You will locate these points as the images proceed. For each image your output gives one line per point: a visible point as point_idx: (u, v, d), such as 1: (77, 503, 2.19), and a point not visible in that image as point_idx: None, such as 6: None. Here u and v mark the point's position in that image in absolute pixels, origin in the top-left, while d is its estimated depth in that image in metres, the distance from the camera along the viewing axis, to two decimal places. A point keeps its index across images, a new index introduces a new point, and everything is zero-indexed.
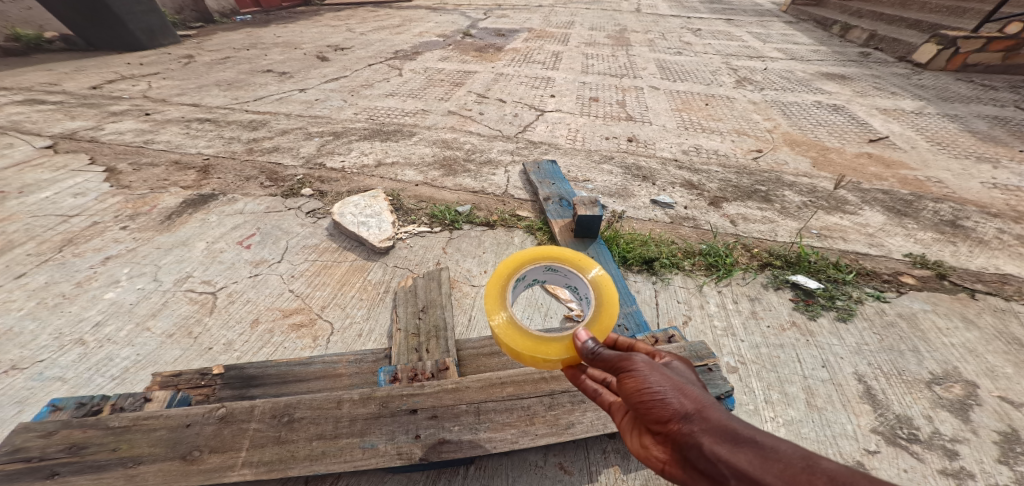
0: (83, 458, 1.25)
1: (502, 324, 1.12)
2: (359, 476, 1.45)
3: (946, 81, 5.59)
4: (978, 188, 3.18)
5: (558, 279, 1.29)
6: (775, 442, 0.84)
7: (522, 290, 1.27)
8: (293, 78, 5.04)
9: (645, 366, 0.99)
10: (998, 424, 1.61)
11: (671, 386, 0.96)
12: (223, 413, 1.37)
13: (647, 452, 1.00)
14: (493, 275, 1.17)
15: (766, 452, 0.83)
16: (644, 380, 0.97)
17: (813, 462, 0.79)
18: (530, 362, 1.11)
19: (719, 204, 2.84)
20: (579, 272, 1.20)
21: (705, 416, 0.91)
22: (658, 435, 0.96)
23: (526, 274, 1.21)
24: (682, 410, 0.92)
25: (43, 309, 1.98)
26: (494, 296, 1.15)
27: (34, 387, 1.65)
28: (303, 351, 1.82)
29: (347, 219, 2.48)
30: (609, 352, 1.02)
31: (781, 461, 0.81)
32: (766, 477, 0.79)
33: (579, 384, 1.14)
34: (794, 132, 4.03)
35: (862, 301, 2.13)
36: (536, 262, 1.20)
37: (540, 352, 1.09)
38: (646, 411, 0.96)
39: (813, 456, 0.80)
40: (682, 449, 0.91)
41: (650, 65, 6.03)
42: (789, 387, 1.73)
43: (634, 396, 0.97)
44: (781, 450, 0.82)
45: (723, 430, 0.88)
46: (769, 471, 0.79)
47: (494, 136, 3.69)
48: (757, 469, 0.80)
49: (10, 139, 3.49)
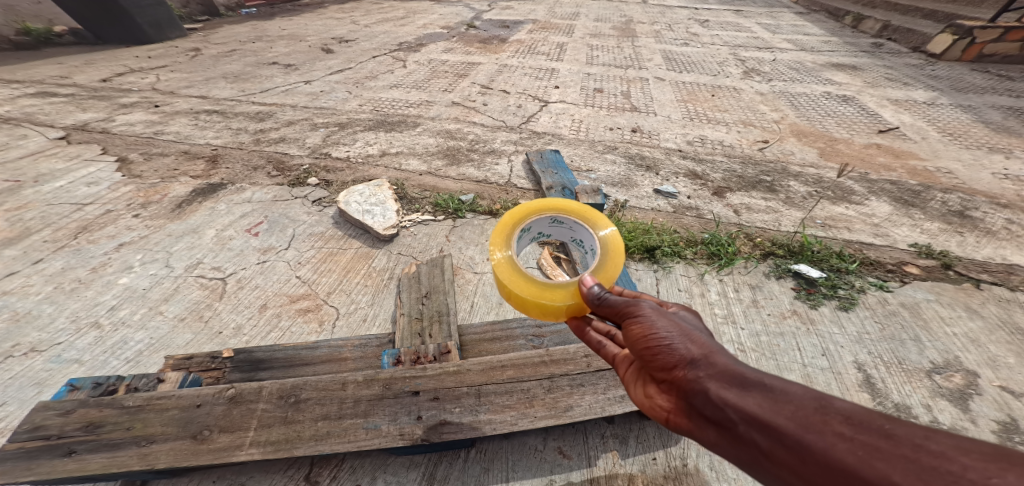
0: (99, 437, 1.30)
1: (510, 273, 1.15)
2: (363, 458, 1.50)
3: (961, 72, 5.47)
4: (989, 179, 3.13)
5: (562, 233, 1.34)
6: (784, 385, 0.86)
7: (528, 242, 1.31)
8: (299, 70, 5.06)
9: (651, 312, 1.02)
10: (997, 414, 1.61)
11: (678, 332, 0.98)
12: (233, 393, 1.42)
13: (651, 401, 1.03)
14: (498, 224, 1.22)
15: (775, 395, 0.84)
16: (650, 326, 0.99)
17: (823, 402, 0.79)
18: (535, 311, 1.14)
19: (722, 194, 2.84)
20: (586, 223, 1.25)
21: (711, 361, 0.93)
22: (664, 384, 0.99)
23: (532, 225, 1.26)
24: (689, 356, 0.95)
25: (60, 293, 2.05)
26: (499, 246, 1.20)
27: (53, 369, 1.71)
28: (309, 336, 1.86)
29: (352, 207, 2.52)
30: (615, 298, 1.05)
31: (792, 403, 0.81)
32: (776, 419, 0.80)
33: (583, 336, 1.23)
34: (802, 123, 3.97)
35: (865, 290, 2.13)
36: (541, 213, 1.25)
37: (545, 298, 1.12)
38: (652, 358, 0.99)
39: (823, 397, 0.80)
40: (688, 396, 0.93)
41: (656, 56, 5.98)
42: (787, 375, 1.74)
43: (640, 343, 1.00)
44: (791, 392, 0.84)
45: (730, 375, 0.90)
46: (779, 413, 0.80)
47: (497, 127, 3.70)
48: (767, 412, 0.81)
49: (25, 130, 3.56)
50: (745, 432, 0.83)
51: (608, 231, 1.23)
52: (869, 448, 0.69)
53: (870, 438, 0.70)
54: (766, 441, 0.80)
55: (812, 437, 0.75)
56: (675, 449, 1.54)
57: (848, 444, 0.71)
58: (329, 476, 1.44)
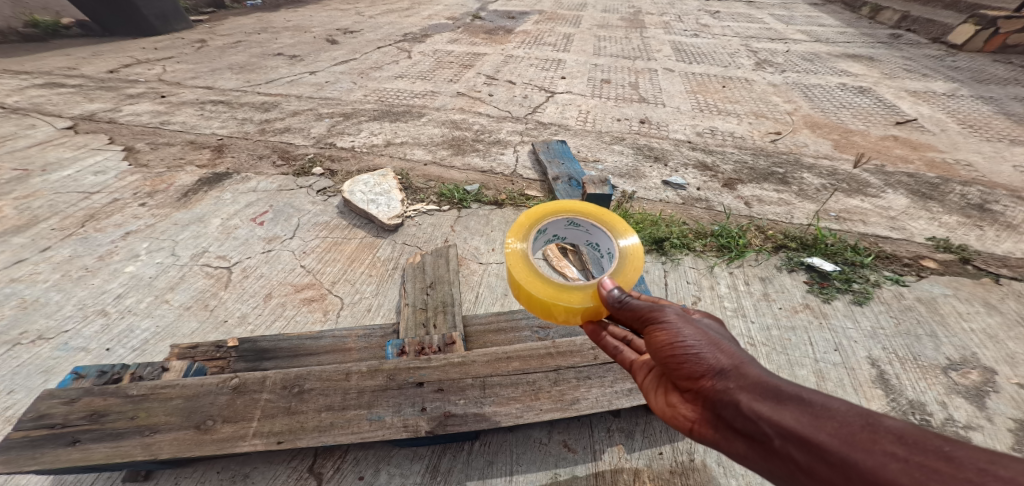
0: (103, 426, 1.29)
1: (526, 272, 1.10)
2: (366, 450, 1.49)
3: (982, 63, 5.32)
4: (1010, 172, 3.04)
5: (578, 236, 1.30)
6: (825, 400, 0.80)
7: (543, 245, 1.28)
8: (304, 61, 5.03)
9: (677, 319, 0.98)
10: (1015, 412, 1.56)
11: (706, 342, 0.95)
12: (237, 383, 1.41)
13: (675, 410, 1.00)
14: (514, 225, 1.18)
15: (815, 410, 0.79)
16: (676, 334, 0.96)
17: (871, 420, 0.73)
18: (551, 313, 1.08)
19: (733, 186, 2.78)
20: (603, 226, 1.21)
21: (743, 372, 0.90)
22: (689, 393, 0.96)
23: (548, 227, 1.23)
24: (718, 366, 0.92)
25: (67, 281, 2.05)
26: (516, 244, 1.15)
27: (60, 357, 1.72)
28: (314, 325, 1.86)
29: (357, 197, 2.50)
30: (637, 302, 1.00)
31: (835, 419, 0.76)
32: (817, 435, 0.75)
33: (599, 341, 1.19)
34: (816, 114, 3.88)
35: (880, 284, 2.07)
36: (558, 215, 1.22)
37: (562, 299, 1.06)
38: (677, 367, 0.95)
39: (869, 414, 0.74)
40: (716, 407, 0.89)
41: (665, 47, 5.87)
42: (798, 370, 1.71)
43: (666, 350, 0.96)
44: (833, 408, 0.78)
45: (763, 387, 0.86)
46: (820, 429, 0.75)
47: (503, 117, 3.65)
48: (806, 427, 0.77)
49: (33, 120, 3.58)
50: (780, 446, 0.79)
51: (627, 238, 1.18)
52: (926, 469, 0.63)
53: (926, 459, 0.64)
54: (805, 457, 0.76)
55: (858, 455, 0.69)
56: (682, 445, 1.52)
57: (901, 465, 0.65)
58: (333, 467, 1.44)
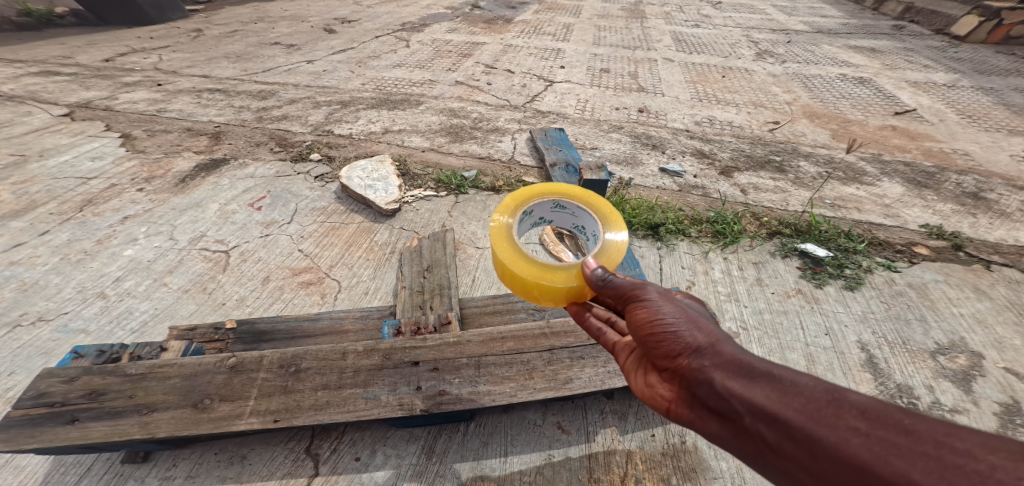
0: (102, 405, 1.31)
1: (511, 254, 1.11)
2: (363, 431, 1.51)
3: (985, 54, 5.30)
4: (1006, 161, 3.06)
5: (564, 219, 1.32)
6: (794, 377, 0.82)
7: (528, 227, 1.29)
8: (301, 50, 5.00)
9: (657, 298, 1.00)
10: (1000, 396, 1.59)
11: (684, 319, 0.96)
12: (234, 363, 1.44)
13: (652, 391, 1.02)
14: (500, 209, 1.19)
15: (784, 386, 0.81)
16: (656, 312, 0.97)
17: (837, 395, 0.75)
18: (536, 293, 1.09)
19: (730, 174, 2.79)
20: (587, 208, 1.22)
21: (718, 351, 0.91)
22: (666, 372, 0.98)
23: (534, 209, 1.24)
24: (694, 344, 0.93)
25: (67, 264, 2.07)
26: (502, 229, 1.16)
27: (60, 339, 1.74)
28: (312, 307, 1.87)
29: (354, 182, 2.51)
30: (620, 280, 1.01)
31: (802, 396, 0.77)
32: (784, 411, 0.77)
33: (583, 322, 1.22)
34: (815, 104, 3.87)
35: (872, 270, 2.09)
36: (543, 197, 1.24)
37: (545, 280, 1.07)
38: (655, 346, 0.97)
39: (836, 389, 0.76)
40: (691, 385, 0.91)
41: (666, 37, 5.83)
42: (789, 354, 1.73)
43: (645, 329, 0.98)
44: (802, 384, 0.80)
45: (736, 365, 0.88)
46: (788, 405, 0.77)
47: (501, 106, 3.64)
48: (774, 403, 0.78)
49: (29, 107, 3.56)
50: (750, 424, 0.81)
51: (612, 220, 1.20)
52: (887, 443, 0.64)
53: (887, 433, 0.65)
54: (774, 435, 0.77)
55: (822, 431, 0.71)
56: (674, 427, 1.55)
57: (862, 439, 0.67)
58: (330, 448, 1.47)
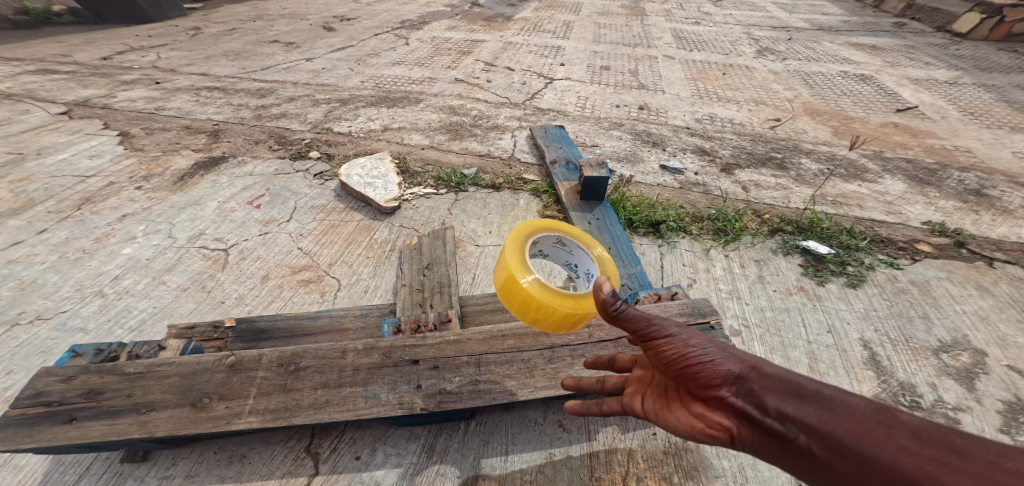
0: (100, 404, 1.30)
1: (511, 272, 1.10)
2: (363, 430, 1.51)
3: (986, 51, 5.27)
4: (1009, 157, 3.04)
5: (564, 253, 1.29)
6: (840, 397, 0.80)
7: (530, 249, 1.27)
8: (300, 48, 4.98)
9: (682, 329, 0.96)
10: (1003, 394, 1.58)
11: (715, 348, 0.93)
12: (233, 361, 1.43)
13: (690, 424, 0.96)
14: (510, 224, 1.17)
15: (832, 407, 0.78)
16: (684, 344, 0.93)
17: (886, 414, 0.73)
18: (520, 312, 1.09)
19: (731, 171, 2.77)
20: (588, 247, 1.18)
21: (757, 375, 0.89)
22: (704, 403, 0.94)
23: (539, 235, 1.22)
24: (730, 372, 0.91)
25: (65, 262, 2.05)
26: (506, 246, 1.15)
27: (58, 337, 1.73)
28: (311, 306, 1.86)
29: (354, 180, 2.50)
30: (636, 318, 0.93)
31: (853, 416, 0.75)
32: (837, 432, 0.74)
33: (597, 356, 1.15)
34: (816, 101, 3.86)
35: (874, 267, 2.08)
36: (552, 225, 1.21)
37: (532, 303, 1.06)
38: (693, 377, 0.93)
39: (885, 409, 0.74)
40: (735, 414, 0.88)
41: (666, 35, 5.80)
42: (791, 351, 1.72)
43: (678, 362, 0.94)
44: (850, 404, 0.78)
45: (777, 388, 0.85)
46: (841, 428, 0.74)
47: (501, 103, 3.62)
48: (826, 427, 0.76)
49: (27, 105, 3.54)
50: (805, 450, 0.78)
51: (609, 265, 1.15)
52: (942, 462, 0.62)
53: (939, 452, 0.63)
54: (830, 458, 0.74)
55: (877, 451, 0.69)
56: None
57: (913, 458, 0.64)
58: (330, 447, 1.46)
